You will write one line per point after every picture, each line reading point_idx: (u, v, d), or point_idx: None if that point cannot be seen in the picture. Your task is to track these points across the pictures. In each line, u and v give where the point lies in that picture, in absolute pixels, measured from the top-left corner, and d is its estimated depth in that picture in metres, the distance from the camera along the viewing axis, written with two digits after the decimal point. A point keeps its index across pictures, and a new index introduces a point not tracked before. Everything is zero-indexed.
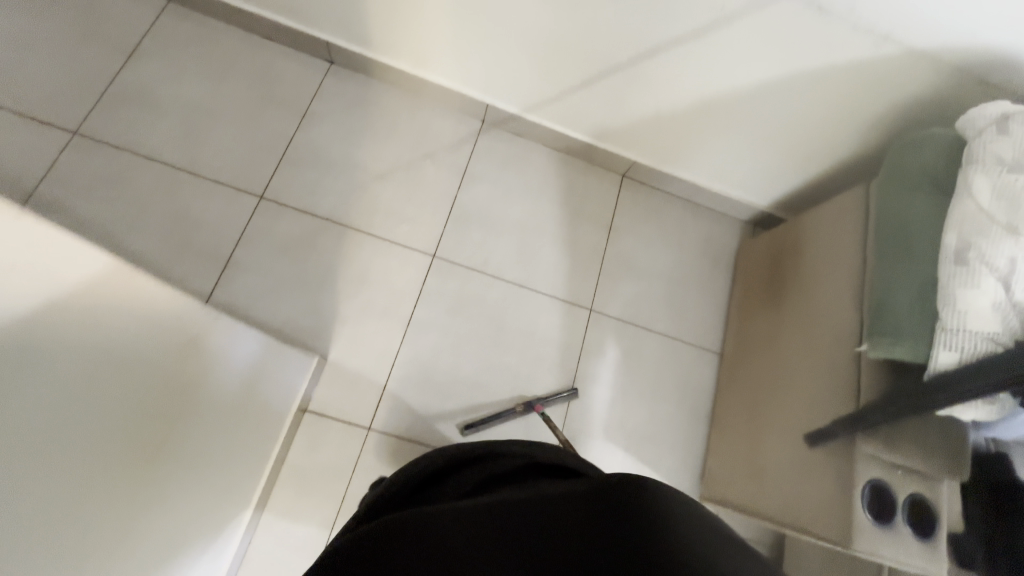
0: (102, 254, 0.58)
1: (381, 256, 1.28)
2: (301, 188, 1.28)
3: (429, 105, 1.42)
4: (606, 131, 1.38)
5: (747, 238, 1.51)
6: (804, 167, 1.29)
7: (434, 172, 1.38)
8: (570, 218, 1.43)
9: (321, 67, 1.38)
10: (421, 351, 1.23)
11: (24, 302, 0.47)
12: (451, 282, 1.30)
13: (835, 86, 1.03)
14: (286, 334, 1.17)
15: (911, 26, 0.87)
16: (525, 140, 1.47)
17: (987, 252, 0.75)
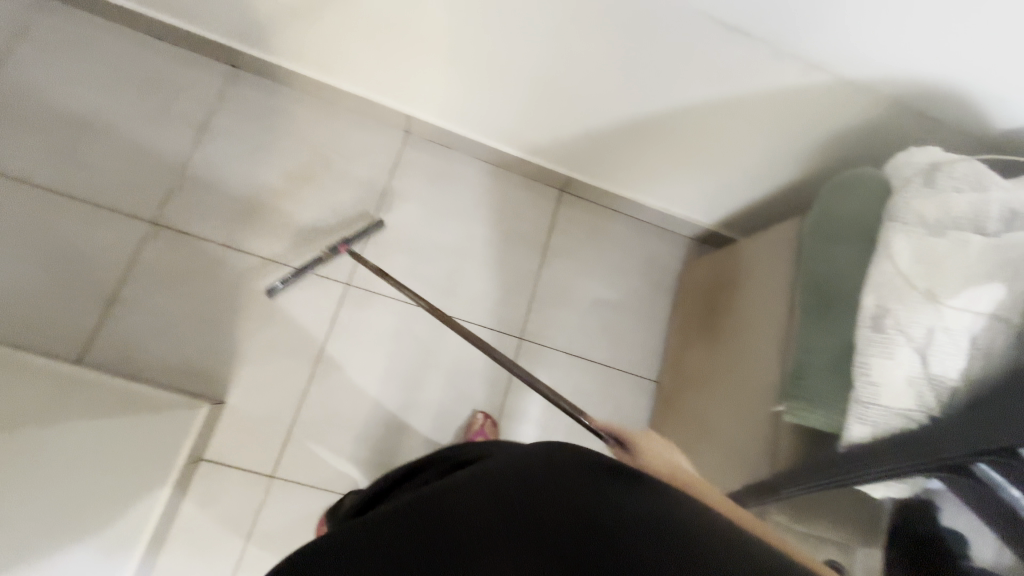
0: None
1: (289, 286, 1.19)
2: (200, 213, 1.18)
3: (346, 115, 1.30)
4: (537, 147, 1.28)
5: (689, 257, 1.44)
6: (743, 191, 1.20)
7: (350, 191, 1.28)
8: (501, 238, 1.35)
9: (222, 72, 1.25)
10: (332, 388, 1.15)
11: None
12: (366, 313, 1.21)
13: (766, 114, 0.94)
14: (180, 375, 1.09)
15: (839, 55, 0.78)
16: (453, 153, 1.36)
17: (905, 321, 0.69)
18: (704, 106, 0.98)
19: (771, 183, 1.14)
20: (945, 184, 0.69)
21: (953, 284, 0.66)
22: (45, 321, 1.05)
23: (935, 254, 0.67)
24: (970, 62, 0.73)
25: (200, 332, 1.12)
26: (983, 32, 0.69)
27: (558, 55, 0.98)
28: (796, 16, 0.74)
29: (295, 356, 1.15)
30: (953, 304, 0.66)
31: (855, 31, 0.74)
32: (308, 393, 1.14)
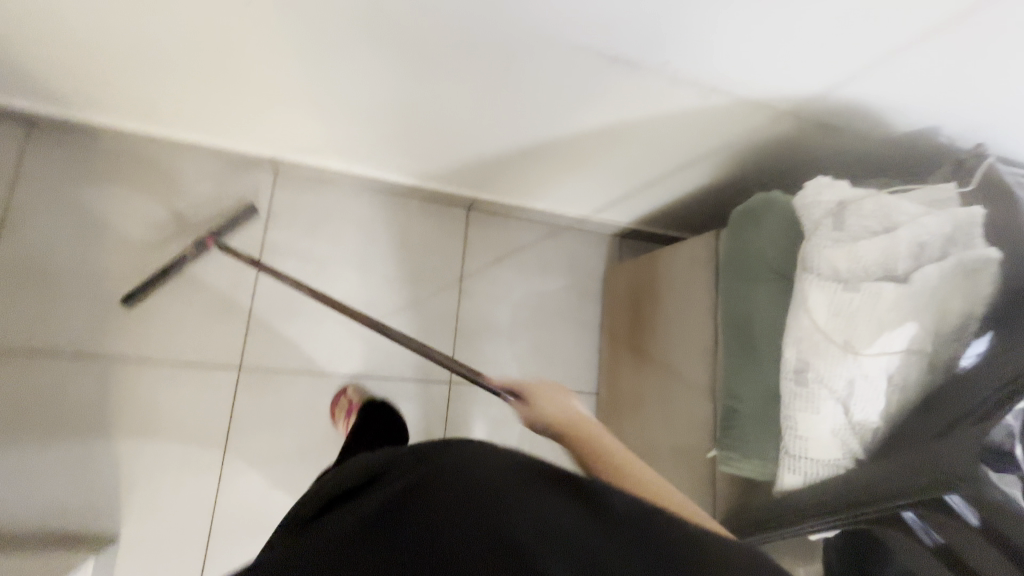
0: None
1: (168, 384, 1.02)
2: (31, 321, 0.97)
3: (195, 164, 1.09)
4: (430, 173, 1.13)
5: (613, 257, 1.38)
6: (657, 195, 1.13)
7: (221, 257, 1.09)
8: (409, 276, 1.22)
9: (15, 135, 0.99)
10: (247, 489, 1.03)
11: None
12: (268, 395, 1.07)
13: (667, 132, 0.86)
14: (54, 519, 0.93)
15: (735, 79, 0.69)
16: (337, 187, 1.18)
17: (826, 374, 0.66)
18: (600, 129, 0.87)
19: (683, 187, 1.07)
20: (854, 225, 0.64)
21: (869, 335, 0.63)
22: None
23: (852, 307, 0.63)
24: (872, 75, 0.67)
25: (68, 463, 0.95)
26: (883, 49, 0.63)
27: (430, 92, 0.83)
28: (684, 45, 0.64)
29: (192, 463, 1.01)
30: (871, 353, 0.63)
31: (748, 54, 0.65)
32: (219, 502, 1.01)
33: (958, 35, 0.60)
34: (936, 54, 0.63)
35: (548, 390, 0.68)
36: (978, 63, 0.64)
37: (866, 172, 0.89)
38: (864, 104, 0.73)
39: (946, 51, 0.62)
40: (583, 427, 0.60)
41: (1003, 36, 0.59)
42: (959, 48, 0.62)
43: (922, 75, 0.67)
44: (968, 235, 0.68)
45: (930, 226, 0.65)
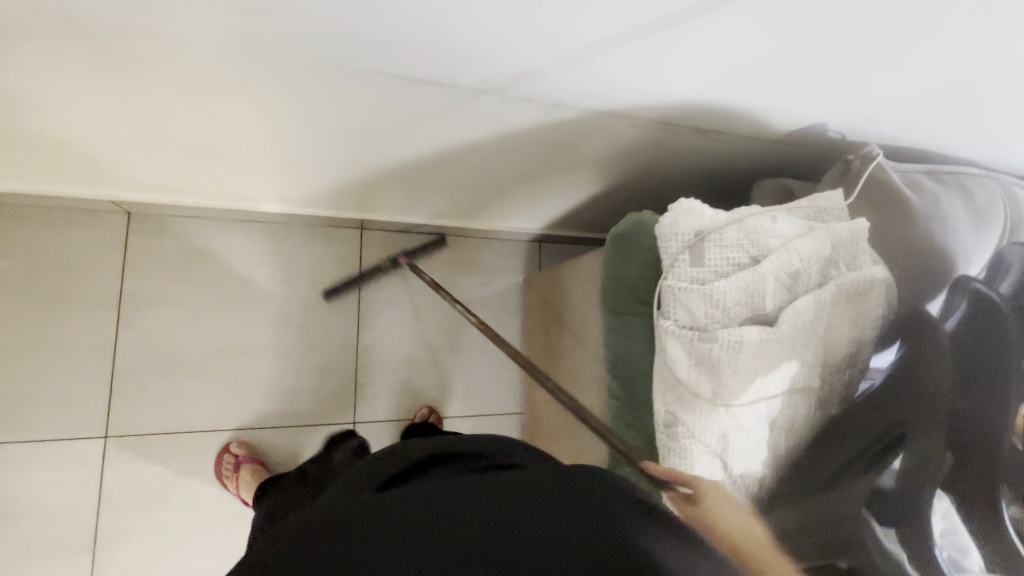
0: None
1: (22, 465, 0.92)
2: None
3: (27, 214, 0.96)
4: (302, 201, 1.01)
5: (530, 265, 1.28)
6: (557, 203, 1.03)
7: (73, 317, 0.97)
8: (302, 311, 1.12)
9: None
10: (129, 568, 0.95)
11: None
12: (145, 463, 0.98)
13: (533, 144, 0.75)
14: None
15: (583, 88, 0.59)
16: (205, 222, 1.06)
17: (697, 430, 0.57)
18: (459, 147, 0.76)
19: (580, 195, 0.97)
20: (715, 259, 0.56)
21: (735, 384, 0.55)
22: None
23: (714, 358, 0.55)
24: (732, 78, 0.57)
25: None
26: (732, 52, 0.52)
27: (250, 131, 0.71)
28: (506, 59, 0.53)
29: (61, 547, 0.92)
30: (742, 402, 0.56)
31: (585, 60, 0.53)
32: None
33: (812, 30, 0.50)
34: (796, 52, 0.53)
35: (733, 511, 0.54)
36: (846, 57, 0.54)
37: (764, 170, 0.80)
38: (733, 107, 0.63)
39: (805, 47, 0.52)
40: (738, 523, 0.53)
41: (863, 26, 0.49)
42: (818, 43, 0.51)
43: (787, 74, 0.57)
44: (853, 251, 0.60)
45: (803, 251, 0.57)
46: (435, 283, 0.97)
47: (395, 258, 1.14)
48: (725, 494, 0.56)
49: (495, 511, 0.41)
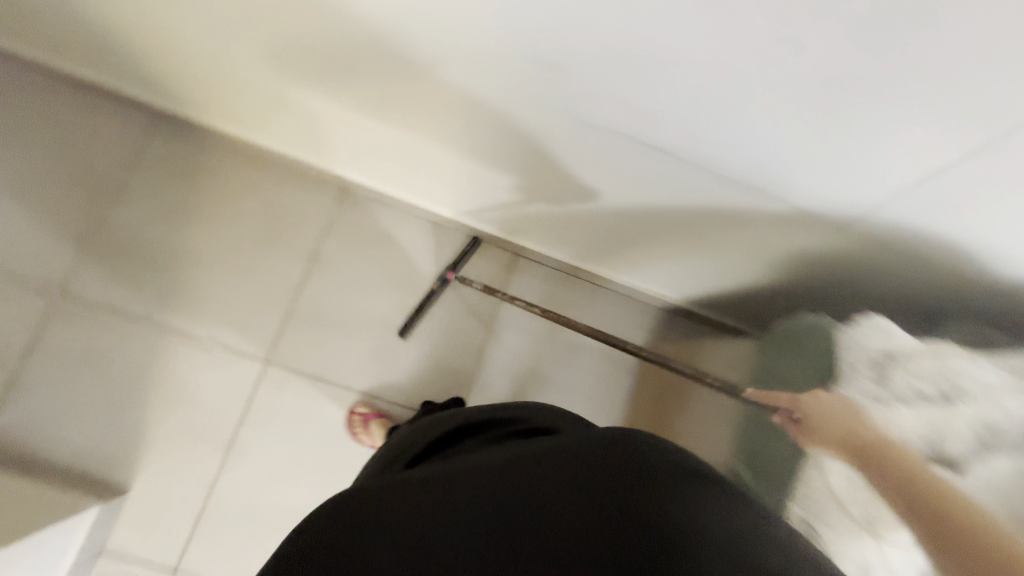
0: None
1: (203, 364, 1.11)
2: (111, 284, 1.10)
3: (274, 168, 1.20)
4: (479, 216, 1.17)
5: (655, 330, 1.28)
6: (710, 282, 1.05)
7: (276, 256, 1.17)
8: (444, 308, 1.23)
9: (142, 123, 1.16)
10: (240, 480, 1.08)
11: None
12: (282, 394, 1.13)
13: (719, 222, 0.79)
14: (82, 462, 1.03)
15: (739, 172, 0.65)
16: (396, 211, 1.24)
17: (841, 549, 0.59)
18: (647, 207, 0.84)
19: (735, 278, 0.98)
20: (899, 383, 0.56)
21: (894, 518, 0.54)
22: None
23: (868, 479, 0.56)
24: (832, 187, 0.61)
25: (105, 413, 1.06)
26: (834, 161, 0.57)
27: (474, 138, 0.84)
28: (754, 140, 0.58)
29: (206, 441, 1.08)
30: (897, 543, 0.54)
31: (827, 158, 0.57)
32: (217, 484, 1.07)
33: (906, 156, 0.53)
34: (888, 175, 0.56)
35: (825, 404, 0.61)
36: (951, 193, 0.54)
37: None
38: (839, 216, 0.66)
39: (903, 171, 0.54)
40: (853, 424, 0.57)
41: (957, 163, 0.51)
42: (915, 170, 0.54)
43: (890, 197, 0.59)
44: None
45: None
46: (512, 297, 1.03)
47: (444, 277, 1.18)
48: (817, 399, 0.62)
49: (512, 482, 0.45)
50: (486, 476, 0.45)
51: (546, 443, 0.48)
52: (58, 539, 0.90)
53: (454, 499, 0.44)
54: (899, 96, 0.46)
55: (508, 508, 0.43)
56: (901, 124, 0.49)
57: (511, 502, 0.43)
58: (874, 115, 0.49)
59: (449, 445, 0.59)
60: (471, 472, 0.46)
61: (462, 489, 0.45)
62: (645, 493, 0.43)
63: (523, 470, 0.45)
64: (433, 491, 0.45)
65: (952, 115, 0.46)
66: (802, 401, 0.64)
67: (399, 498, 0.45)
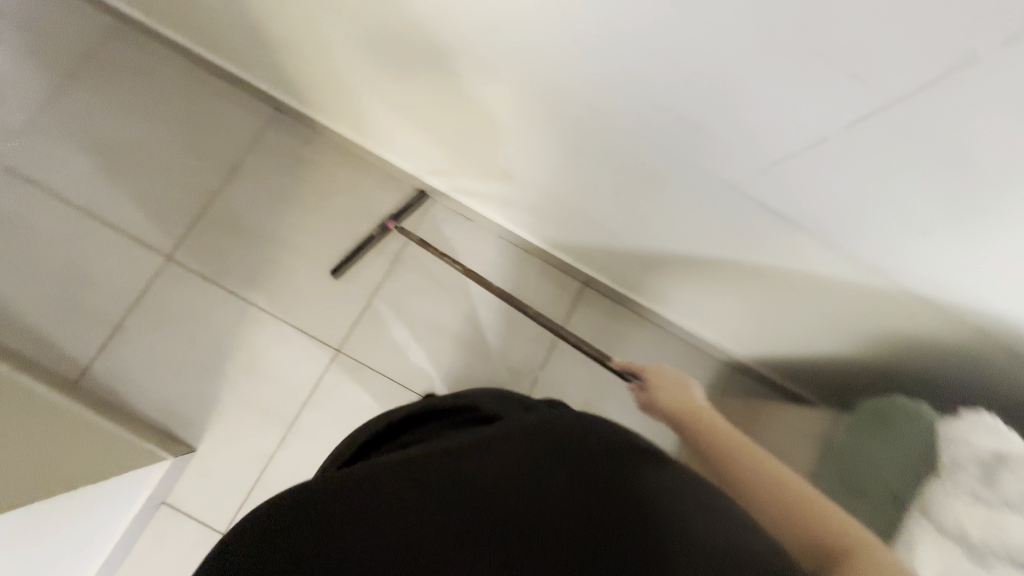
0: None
1: (280, 343, 1.17)
2: (210, 254, 1.18)
3: (374, 173, 1.28)
4: (557, 243, 1.22)
5: (719, 384, 1.25)
6: (783, 346, 1.04)
7: (362, 252, 1.24)
8: (508, 326, 1.26)
9: (264, 112, 1.25)
10: (297, 459, 1.13)
11: None
12: (348, 384, 1.18)
13: (811, 289, 0.80)
14: (158, 417, 1.10)
15: (856, 246, 0.66)
16: (477, 227, 1.30)
17: None
18: (735, 262, 0.86)
19: (816, 345, 0.96)
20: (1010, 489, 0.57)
21: None
22: (46, 338, 1.09)
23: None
24: (833, 197, 0.60)
25: (185, 375, 1.12)
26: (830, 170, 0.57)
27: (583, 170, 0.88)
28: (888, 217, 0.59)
29: (270, 416, 1.14)
30: None
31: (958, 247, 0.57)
32: (274, 459, 1.12)
33: (919, 172, 0.51)
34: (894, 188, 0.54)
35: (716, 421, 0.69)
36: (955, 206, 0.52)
37: None
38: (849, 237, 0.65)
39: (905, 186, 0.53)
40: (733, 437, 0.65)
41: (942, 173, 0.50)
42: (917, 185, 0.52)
43: (888, 213, 0.58)
44: None
45: None
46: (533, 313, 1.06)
47: (383, 224, 1.22)
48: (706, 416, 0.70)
49: (441, 472, 0.43)
50: (444, 466, 0.43)
51: (479, 434, 0.47)
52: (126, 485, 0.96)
53: (375, 496, 0.41)
54: (938, 121, 0.45)
55: (435, 507, 0.40)
56: (926, 151, 0.48)
57: (492, 491, 0.41)
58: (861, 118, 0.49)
59: (391, 436, 0.58)
60: (399, 467, 0.43)
61: (387, 484, 0.42)
62: (589, 496, 0.42)
63: (456, 459, 0.44)
64: (354, 487, 0.42)
65: (988, 152, 0.45)
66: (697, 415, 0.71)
67: (319, 497, 0.42)
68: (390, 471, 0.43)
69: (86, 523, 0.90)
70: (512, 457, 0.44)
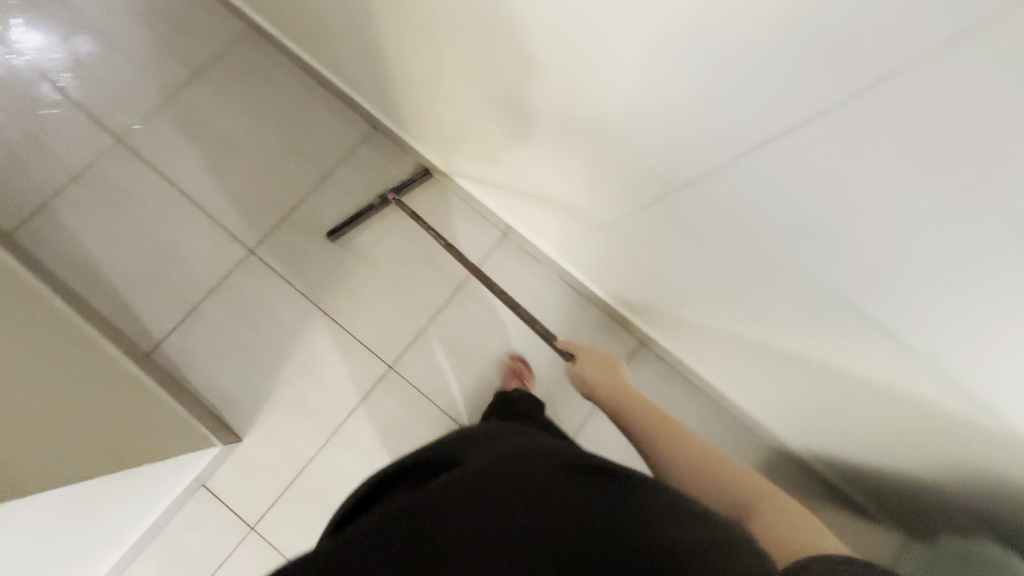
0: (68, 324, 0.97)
1: (338, 350, 1.20)
2: (290, 254, 1.23)
3: (453, 202, 1.32)
4: (622, 299, 1.21)
5: (769, 476, 1.19)
6: (849, 450, 0.99)
7: (430, 275, 1.27)
8: (558, 372, 1.26)
9: (362, 129, 1.32)
10: (333, 468, 1.15)
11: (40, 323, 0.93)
12: (394, 402, 1.20)
13: (901, 404, 0.77)
14: (215, 402, 1.14)
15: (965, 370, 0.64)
16: (544, 268, 1.31)
17: None
18: (818, 360, 0.83)
19: (902, 461, 0.90)
20: None
21: None
22: (129, 307, 1.16)
23: None
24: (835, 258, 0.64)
25: (247, 366, 1.17)
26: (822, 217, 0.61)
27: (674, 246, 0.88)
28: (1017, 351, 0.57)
29: (317, 419, 1.16)
30: None
31: None
32: (312, 462, 1.14)
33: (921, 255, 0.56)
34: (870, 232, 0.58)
35: (669, 431, 0.69)
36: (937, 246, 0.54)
37: None
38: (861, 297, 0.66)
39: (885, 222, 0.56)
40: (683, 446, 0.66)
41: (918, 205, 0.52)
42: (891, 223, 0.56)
43: (875, 258, 0.60)
44: None
45: None
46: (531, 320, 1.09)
47: (382, 194, 1.25)
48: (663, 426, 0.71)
49: (430, 520, 0.44)
50: (446, 512, 0.44)
51: (457, 475, 0.48)
52: (166, 466, 1.00)
53: (372, 559, 0.42)
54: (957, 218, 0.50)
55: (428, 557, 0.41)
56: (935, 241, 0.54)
57: (482, 527, 0.43)
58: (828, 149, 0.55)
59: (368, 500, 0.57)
60: (388, 526, 0.44)
61: (378, 544, 0.43)
62: (577, 518, 0.44)
63: (441, 506, 0.45)
64: (345, 559, 0.42)
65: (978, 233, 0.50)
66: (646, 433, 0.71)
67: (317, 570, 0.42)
68: (374, 532, 0.44)
69: (122, 497, 0.94)
70: (488, 490, 0.46)
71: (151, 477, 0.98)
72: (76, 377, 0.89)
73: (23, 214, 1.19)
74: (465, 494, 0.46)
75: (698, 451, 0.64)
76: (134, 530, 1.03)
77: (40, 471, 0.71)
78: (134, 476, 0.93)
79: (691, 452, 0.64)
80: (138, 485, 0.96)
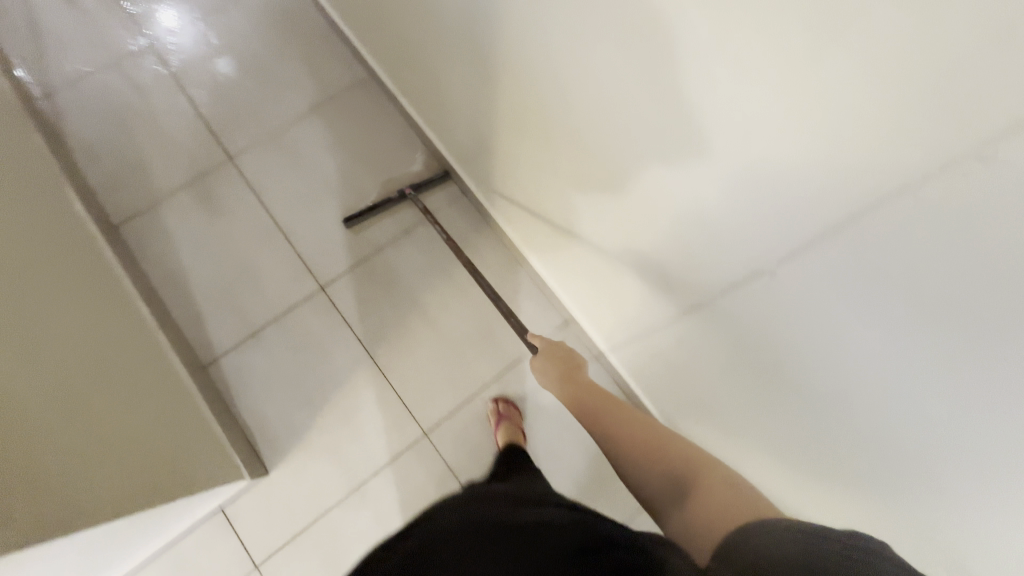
0: (155, 344, 1.07)
1: (379, 404, 1.20)
2: (356, 298, 1.26)
3: (522, 279, 1.32)
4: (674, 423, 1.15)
5: None
6: None
7: (484, 348, 1.26)
8: (590, 478, 1.20)
9: (452, 191, 1.35)
10: (347, 523, 1.14)
11: (137, 344, 1.03)
12: (421, 470, 1.18)
13: None
14: (253, 429, 1.16)
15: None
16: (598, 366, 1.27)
17: None
18: None
19: None
20: None
21: None
22: (200, 318, 1.22)
23: None
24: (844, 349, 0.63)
25: (291, 400, 1.19)
26: (829, 309, 0.62)
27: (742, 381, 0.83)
28: None
29: (343, 470, 1.16)
30: None
31: None
32: (328, 513, 1.13)
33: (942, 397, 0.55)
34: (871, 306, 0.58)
35: (621, 415, 0.70)
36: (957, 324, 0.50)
37: None
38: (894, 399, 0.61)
39: (886, 298, 0.54)
40: (637, 428, 0.67)
41: (907, 273, 0.51)
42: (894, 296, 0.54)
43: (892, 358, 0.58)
44: None
45: None
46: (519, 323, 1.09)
47: (401, 188, 1.30)
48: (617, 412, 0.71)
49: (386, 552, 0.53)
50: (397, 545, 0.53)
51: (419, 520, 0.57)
52: (196, 497, 1.02)
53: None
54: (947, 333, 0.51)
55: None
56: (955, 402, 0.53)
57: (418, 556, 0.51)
58: (805, 219, 0.58)
59: None
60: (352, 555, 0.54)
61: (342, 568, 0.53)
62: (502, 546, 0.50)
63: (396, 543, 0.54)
64: None
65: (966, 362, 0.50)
66: (601, 419, 0.72)
67: None
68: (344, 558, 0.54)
69: (150, 521, 0.96)
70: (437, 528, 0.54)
71: (181, 506, 1.00)
72: (153, 403, 0.97)
73: (132, 212, 1.28)
74: (452, 514, 0.56)
75: (648, 431, 0.65)
76: (148, 548, 1.07)
77: (95, 510, 0.78)
78: (165, 509, 0.95)
79: (633, 431, 0.66)
80: (167, 513, 0.98)
